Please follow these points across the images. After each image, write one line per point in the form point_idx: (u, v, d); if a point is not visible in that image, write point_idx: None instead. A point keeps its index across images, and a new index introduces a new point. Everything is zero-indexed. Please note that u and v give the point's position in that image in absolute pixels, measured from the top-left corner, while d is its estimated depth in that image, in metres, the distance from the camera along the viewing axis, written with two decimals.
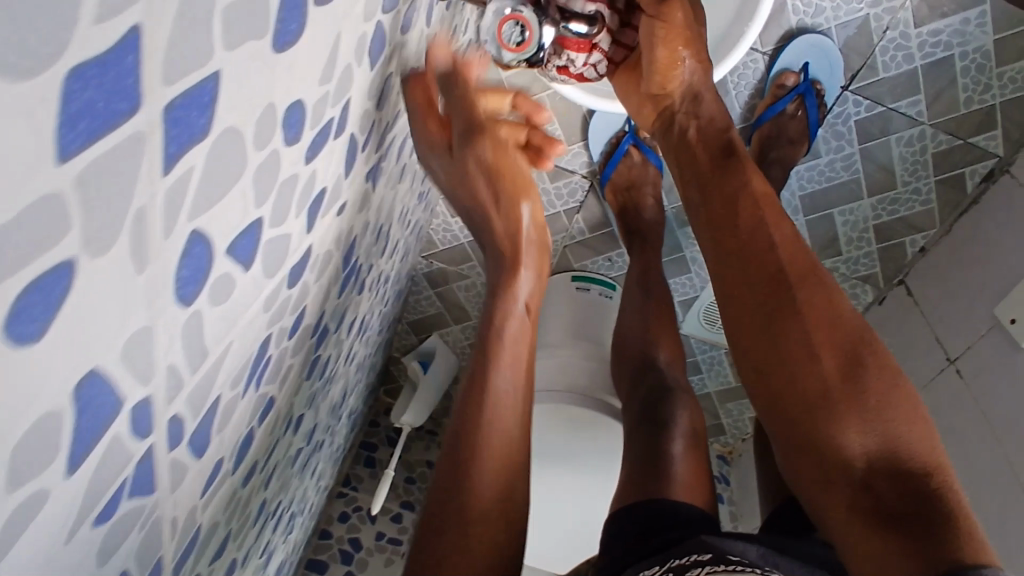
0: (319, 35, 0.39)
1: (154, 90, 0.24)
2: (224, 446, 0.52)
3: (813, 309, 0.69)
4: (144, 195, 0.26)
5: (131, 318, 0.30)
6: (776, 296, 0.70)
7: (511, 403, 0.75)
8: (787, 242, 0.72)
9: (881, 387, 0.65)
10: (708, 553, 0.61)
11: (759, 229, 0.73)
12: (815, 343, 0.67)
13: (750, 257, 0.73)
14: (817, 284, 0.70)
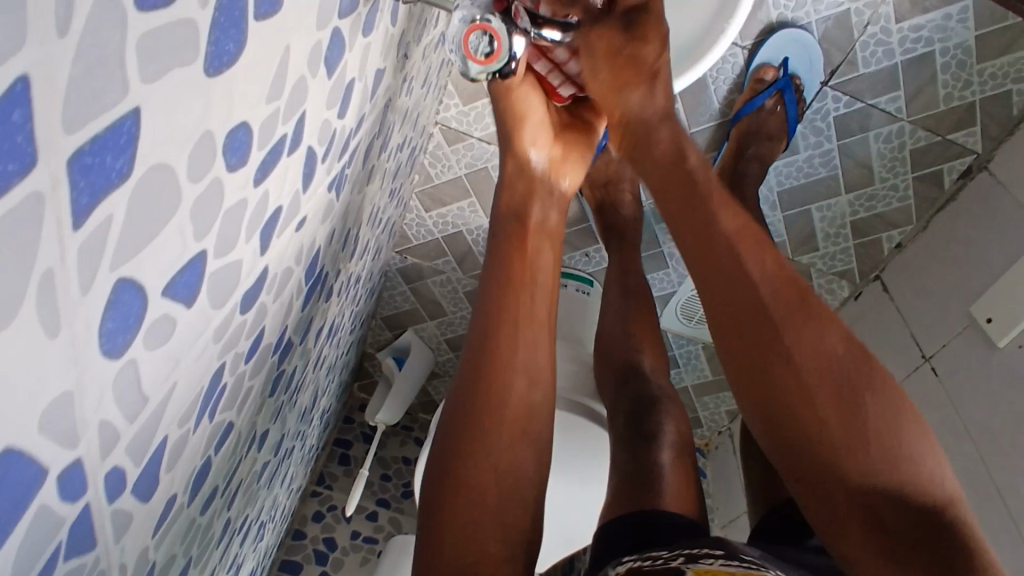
0: (263, 51, 0.35)
1: (54, 144, 0.21)
2: (176, 482, 0.49)
3: (804, 342, 0.63)
4: (52, 258, 0.23)
5: (50, 385, 0.26)
6: (764, 331, 0.64)
7: (514, 392, 0.70)
8: (767, 273, 0.66)
9: (882, 421, 0.60)
10: (719, 549, 0.59)
11: (736, 261, 0.67)
12: (810, 381, 0.61)
13: (733, 292, 0.67)
14: (807, 314, 0.65)
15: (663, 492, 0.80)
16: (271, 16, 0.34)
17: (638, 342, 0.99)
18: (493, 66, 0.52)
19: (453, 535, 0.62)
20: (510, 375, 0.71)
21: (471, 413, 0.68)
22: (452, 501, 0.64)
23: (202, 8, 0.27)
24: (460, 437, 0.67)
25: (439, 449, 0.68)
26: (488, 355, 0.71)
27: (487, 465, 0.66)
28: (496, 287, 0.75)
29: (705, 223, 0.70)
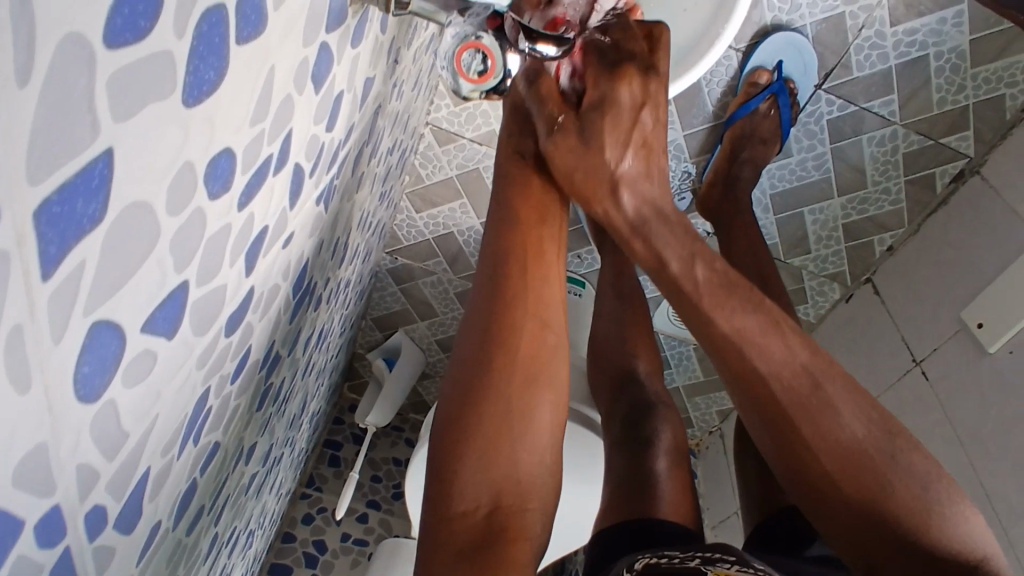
0: (245, 75, 0.33)
1: (17, 197, 0.20)
2: (160, 510, 0.47)
3: (824, 431, 0.56)
4: (19, 312, 0.22)
5: (21, 438, 0.25)
6: (777, 425, 0.58)
7: (524, 339, 0.67)
8: (777, 363, 0.59)
9: (918, 501, 0.54)
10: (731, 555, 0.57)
11: (735, 351, 0.60)
12: (835, 473, 0.56)
13: (745, 385, 0.60)
14: (824, 396, 0.57)
15: (659, 500, 0.77)
16: (254, 39, 0.33)
17: (634, 346, 0.96)
18: (487, 86, 0.51)
19: (458, 496, 0.60)
20: (523, 320, 0.67)
21: (479, 366, 0.65)
22: (458, 461, 0.61)
23: (179, 39, 0.26)
24: (464, 392, 0.64)
25: (442, 404, 0.65)
26: (496, 304, 0.67)
27: (497, 417, 0.63)
28: (505, 227, 0.71)
29: (700, 312, 0.63)
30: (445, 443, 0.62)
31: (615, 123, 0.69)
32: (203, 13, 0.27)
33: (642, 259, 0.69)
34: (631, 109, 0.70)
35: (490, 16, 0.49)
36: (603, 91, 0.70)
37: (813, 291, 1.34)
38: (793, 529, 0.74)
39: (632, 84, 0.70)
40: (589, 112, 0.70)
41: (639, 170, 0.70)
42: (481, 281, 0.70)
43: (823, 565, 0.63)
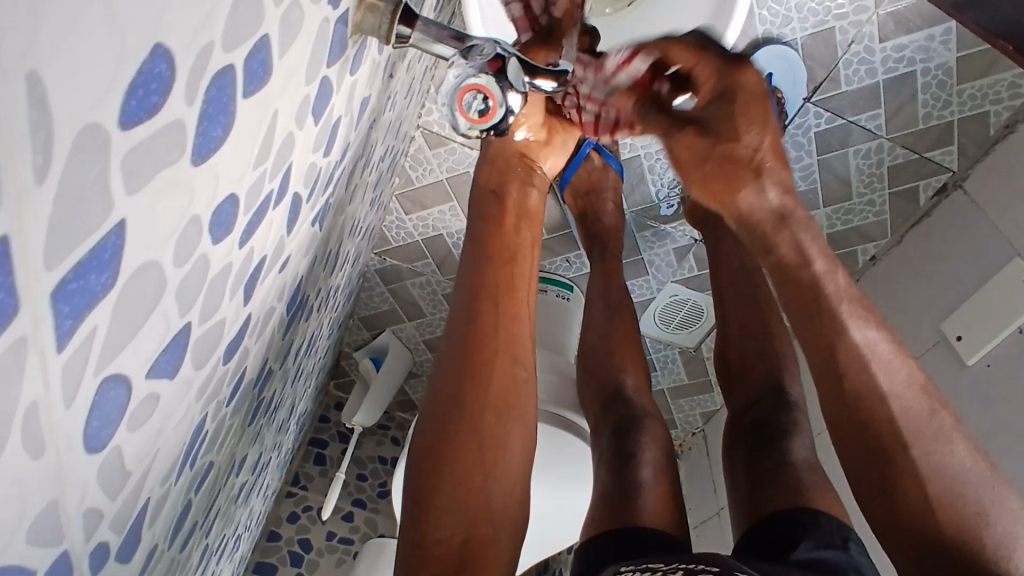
0: (249, 125, 0.33)
1: (36, 284, 0.20)
2: (156, 535, 0.48)
3: (937, 463, 0.50)
4: (37, 388, 0.23)
5: (32, 500, 0.26)
6: (879, 437, 0.52)
7: (500, 367, 0.64)
8: (898, 383, 0.52)
9: (1013, 546, 0.48)
10: (714, 565, 0.56)
11: (862, 364, 0.52)
12: (934, 504, 0.49)
13: (859, 408, 0.52)
14: (940, 432, 0.52)
15: (640, 510, 0.77)
16: (259, 89, 0.33)
17: (621, 359, 0.97)
18: (493, 122, 0.51)
19: (436, 517, 0.57)
20: (498, 353, 0.64)
21: (455, 392, 0.62)
22: (437, 481, 0.58)
23: (189, 105, 0.26)
24: (445, 418, 0.61)
25: (421, 431, 0.62)
26: (471, 336, 0.65)
27: (473, 447, 0.60)
28: (479, 259, 0.69)
29: (831, 315, 0.54)
30: (425, 461, 0.60)
31: (746, 108, 0.59)
32: (212, 75, 0.27)
33: (785, 253, 0.57)
34: (759, 94, 0.60)
35: (493, 57, 0.49)
36: (728, 81, 0.61)
37: None
38: (793, 527, 0.67)
39: (755, 73, 0.61)
40: (711, 102, 0.61)
41: (779, 162, 0.59)
42: (460, 305, 0.67)
43: (810, 569, 0.59)
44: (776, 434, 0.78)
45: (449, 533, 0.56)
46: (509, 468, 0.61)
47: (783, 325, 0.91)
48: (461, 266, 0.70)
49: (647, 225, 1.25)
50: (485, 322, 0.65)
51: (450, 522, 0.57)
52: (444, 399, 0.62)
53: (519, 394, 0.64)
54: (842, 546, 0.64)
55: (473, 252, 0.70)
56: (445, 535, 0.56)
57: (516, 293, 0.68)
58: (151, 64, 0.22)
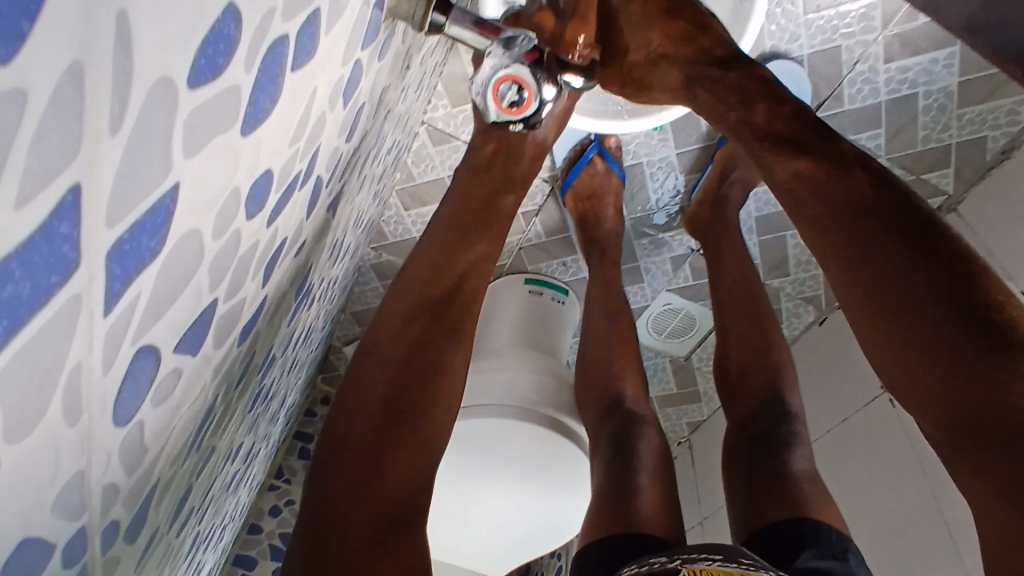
0: (292, 99, 0.33)
1: (96, 241, 0.20)
2: (158, 518, 0.46)
3: (919, 309, 0.44)
4: (82, 351, 0.22)
5: (62, 465, 0.25)
6: (870, 286, 0.47)
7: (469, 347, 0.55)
8: (863, 226, 0.49)
9: None
10: (717, 554, 0.51)
11: (841, 213, 0.50)
12: (947, 341, 0.43)
13: (857, 256, 0.48)
14: (919, 273, 0.45)
15: (639, 512, 0.76)
16: (306, 62, 0.32)
17: (622, 369, 0.98)
18: (526, 113, 0.54)
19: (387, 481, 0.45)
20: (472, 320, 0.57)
21: (419, 354, 0.52)
22: (404, 446, 0.47)
23: (247, 72, 0.25)
24: (410, 383, 0.50)
25: (364, 387, 0.49)
26: (444, 307, 0.56)
27: (438, 414, 0.50)
28: (461, 231, 0.61)
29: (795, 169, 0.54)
30: (380, 423, 0.47)
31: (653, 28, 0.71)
32: (270, 45, 0.27)
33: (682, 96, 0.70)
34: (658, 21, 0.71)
35: (530, 49, 0.51)
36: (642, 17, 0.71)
37: (787, 313, 1.25)
38: (797, 538, 0.67)
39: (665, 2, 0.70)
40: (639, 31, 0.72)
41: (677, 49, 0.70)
42: (437, 258, 0.58)
43: None
44: (775, 445, 0.78)
45: (399, 489, 0.45)
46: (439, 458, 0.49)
47: (783, 340, 0.92)
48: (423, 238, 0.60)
49: (646, 233, 1.24)
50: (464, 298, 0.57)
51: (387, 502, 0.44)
52: (403, 364, 0.51)
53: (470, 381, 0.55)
54: (841, 557, 0.65)
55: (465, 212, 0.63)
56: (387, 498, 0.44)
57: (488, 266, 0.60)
58: (221, 23, 0.22)
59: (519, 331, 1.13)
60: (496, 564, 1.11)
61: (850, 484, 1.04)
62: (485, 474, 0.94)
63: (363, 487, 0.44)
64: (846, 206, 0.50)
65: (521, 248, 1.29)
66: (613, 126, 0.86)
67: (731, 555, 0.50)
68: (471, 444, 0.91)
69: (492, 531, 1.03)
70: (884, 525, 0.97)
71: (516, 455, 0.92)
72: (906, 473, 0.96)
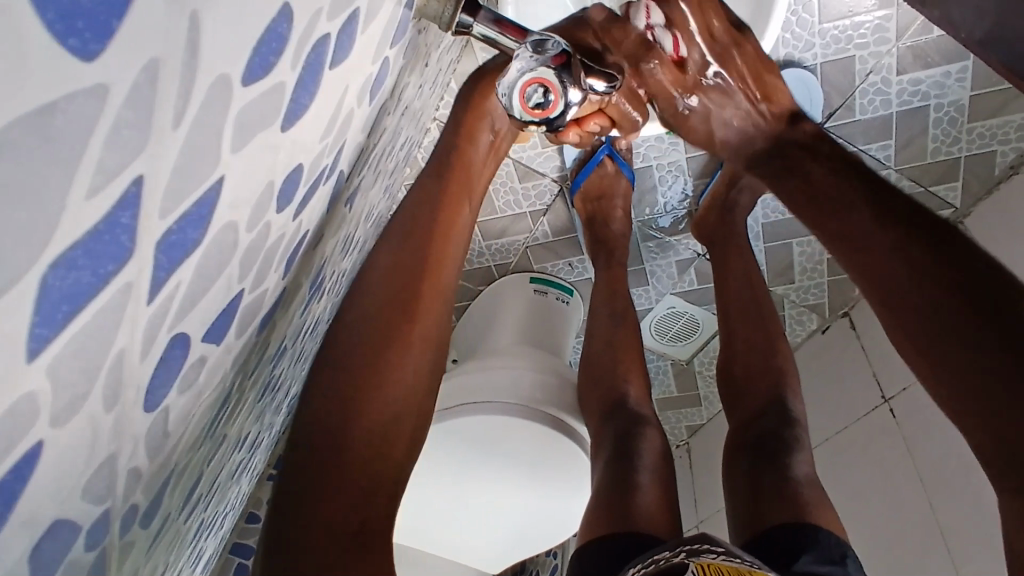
0: (327, 95, 0.33)
1: (148, 232, 0.20)
2: (172, 503, 0.47)
3: (947, 334, 0.44)
4: (126, 338, 0.22)
5: (97, 450, 0.26)
6: (887, 290, 0.48)
7: (420, 330, 0.52)
8: (893, 247, 0.49)
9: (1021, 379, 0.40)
10: (719, 548, 0.52)
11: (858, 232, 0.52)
12: (941, 339, 0.44)
13: (872, 268, 0.50)
14: (952, 293, 0.45)
15: (639, 511, 0.77)
16: (342, 60, 0.33)
17: (626, 371, 0.98)
18: (551, 116, 0.52)
19: (351, 450, 0.45)
20: (435, 283, 0.55)
21: (383, 326, 0.51)
22: (368, 414, 0.47)
23: (293, 69, 0.26)
24: (370, 357, 0.49)
25: (334, 359, 0.49)
26: (397, 297, 0.53)
27: (401, 382, 0.49)
28: (410, 222, 0.58)
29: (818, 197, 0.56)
30: (348, 392, 0.47)
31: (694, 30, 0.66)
32: (315, 43, 0.27)
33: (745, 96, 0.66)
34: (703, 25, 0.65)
35: (556, 53, 0.51)
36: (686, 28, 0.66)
37: (790, 321, 1.25)
38: (794, 541, 0.68)
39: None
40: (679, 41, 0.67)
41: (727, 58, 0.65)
42: (390, 251, 0.56)
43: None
44: (778, 450, 0.79)
45: (358, 477, 0.44)
46: (401, 446, 0.47)
47: (787, 346, 0.93)
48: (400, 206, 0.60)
49: (651, 236, 1.25)
50: (415, 286, 0.54)
51: (348, 492, 0.43)
52: (350, 359, 0.49)
53: (431, 366, 0.52)
54: (840, 562, 0.67)
55: (417, 204, 0.60)
56: (351, 486, 0.43)
57: (442, 247, 0.58)
58: (276, 23, 0.22)
59: (524, 329, 1.14)
60: (490, 561, 1.11)
61: (848, 492, 1.04)
62: (484, 469, 0.94)
63: (320, 478, 0.43)
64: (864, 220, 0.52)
65: (527, 247, 1.29)
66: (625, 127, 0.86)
67: (733, 551, 0.51)
68: (472, 439, 0.92)
69: (488, 527, 1.03)
70: (881, 535, 0.97)
71: (517, 451, 0.93)
72: (903, 483, 0.96)
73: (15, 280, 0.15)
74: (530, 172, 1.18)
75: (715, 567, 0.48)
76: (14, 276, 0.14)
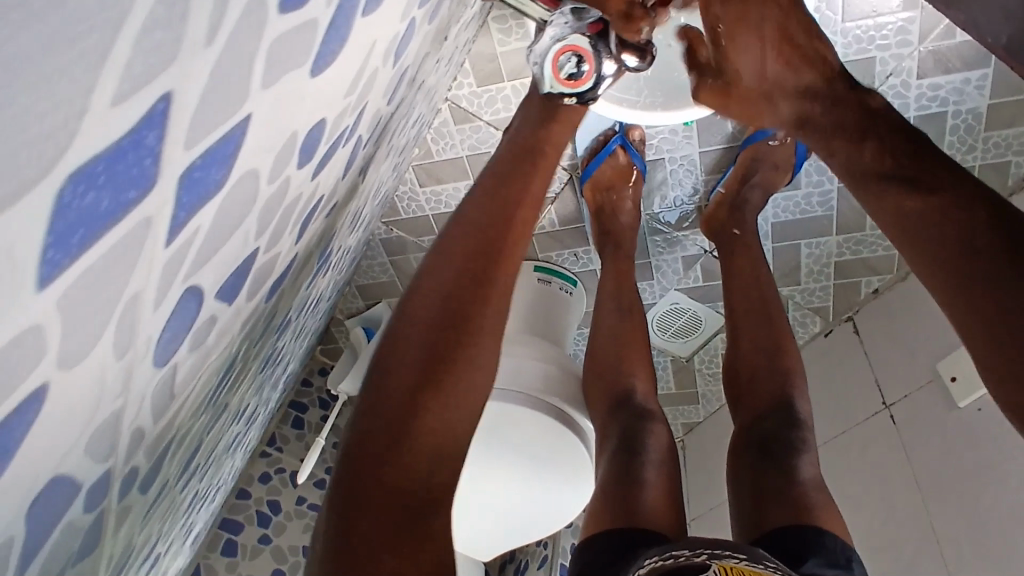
0: (355, 48, 0.32)
1: (171, 163, 0.18)
2: (168, 472, 0.45)
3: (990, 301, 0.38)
4: (140, 281, 0.21)
5: (102, 404, 0.24)
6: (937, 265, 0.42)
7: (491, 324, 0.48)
8: (946, 219, 0.42)
9: None
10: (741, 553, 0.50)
11: (915, 203, 0.45)
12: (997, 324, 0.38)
13: (920, 244, 0.43)
14: (994, 273, 0.39)
15: (644, 507, 0.76)
16: (373, 11, 0.31)
17: (631, 365, 0.97)
18: (581, 87, 0.62)
19: (405, 456, 0.41)
20: (509, 274, 0.51)
21: (455, 315, 0.47)
22: (431, 422, 0.43)
23: (328, 6, 0.24)
24: (439, 343, 0.46)
25: (405, 340, 0.46)
26: (473, 286, 0.49)
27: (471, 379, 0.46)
28: (493, 208, 0.54)
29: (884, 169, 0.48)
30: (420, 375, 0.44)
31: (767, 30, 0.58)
32: None
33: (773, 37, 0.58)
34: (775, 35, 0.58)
35: (593, 21, 0.61)
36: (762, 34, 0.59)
37: (794, 322, 1.24)
38: (801, 545, 0.67)
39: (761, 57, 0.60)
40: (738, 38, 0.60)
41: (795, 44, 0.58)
42: (473, 231, 0.52)
43: None
44: (783, 451, 0.77)
45: (406, 464, 0.41)
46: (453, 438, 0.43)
47: (794, 346, 0.91)
48: (472, 184, 0.56)
49: (659, 230, 1.23)
50: (495, 280, 0.50)
51: (393, 478, 0.40)
52: (412, 344, 0.45)
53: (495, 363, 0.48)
54: (846, 566, 0.66)
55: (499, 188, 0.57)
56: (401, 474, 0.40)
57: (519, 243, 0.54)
58: None
59: (526, 317, 1.12)
60: (480, 549, 1.10)
61: (846, 497, 1.04)
62: (485, 457, 0.92)
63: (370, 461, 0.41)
64: (925, 191, 0.45)
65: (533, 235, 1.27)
66: (636, 115, 0.83)
67: (755, 555, 0.50)
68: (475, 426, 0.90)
69: (482, 515, 1.01)
70: (876, 542, 0.96)
71: (522, 440, 0.91)
72: (902, 490, 0.96)
73: (27, 190, 0.13)
74: None
75: None
76: (24, 183, 0.13)
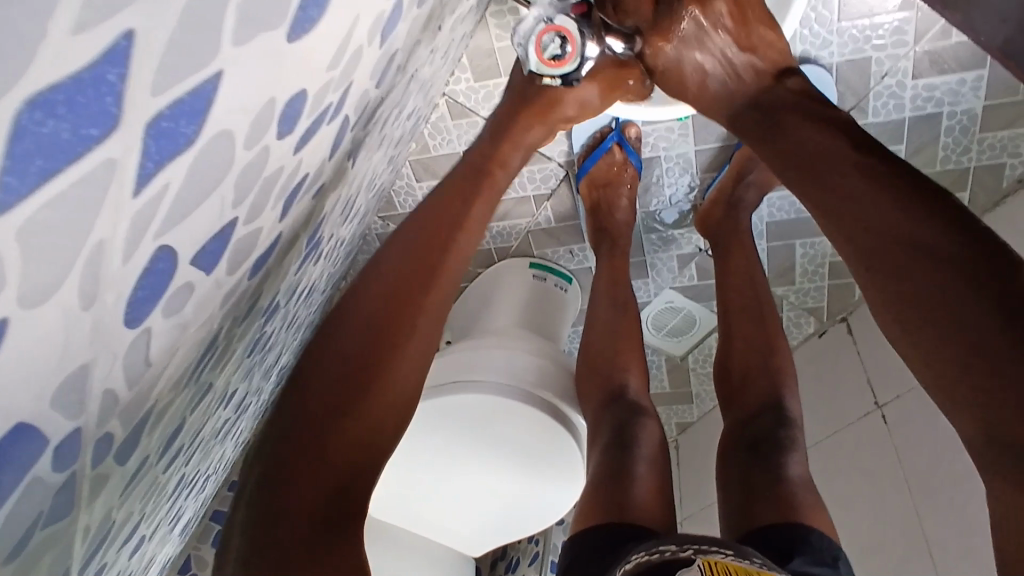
0: (335, 18, 0.32)
1: (138, 106, 0.19)
2: (148, 447, 0.45)
3: (945, 299, 0.38)
4: (107, 229, 0.21)
5: (71, 356, 0.24)
6: (886, 263, 0.42)
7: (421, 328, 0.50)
8: (904, 218, 0.42)
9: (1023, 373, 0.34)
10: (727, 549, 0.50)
11: (858, 199, 0.45)
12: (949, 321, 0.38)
13: (865, 244, 0.43)
14: (953, 271, 0.39)
15: (634, 502, 0.76)
16: None
17: (624, 361, 0.97)
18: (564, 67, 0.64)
19: (327, 451, 0.43)
20: (442, 284, 0.53)
21: (385, 320, 0.49)
22: (356, 422, 0.44)
23: None
24: (364, 344, 0.48)
25: (334, 341, 0.48)
26: (399, 292, 0.51)
27: (398, 379, 0.47)
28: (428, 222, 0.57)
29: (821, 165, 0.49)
30: (342, 381, 0.46)
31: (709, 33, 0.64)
32: None
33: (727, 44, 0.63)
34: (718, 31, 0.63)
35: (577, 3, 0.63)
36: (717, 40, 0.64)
37: (788, 322, 1.24)
38: (788, 540, 0.67)
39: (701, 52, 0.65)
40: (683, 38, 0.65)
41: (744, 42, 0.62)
42: (405, 245, 0.55)
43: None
44: (771, 448, 0.78)
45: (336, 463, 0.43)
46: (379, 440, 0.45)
47: (786, 342, 0.91)
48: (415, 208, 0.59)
49: (655, 229, 1.23)
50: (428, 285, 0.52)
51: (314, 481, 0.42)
52: (337, 346, 0.47)
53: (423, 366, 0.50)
54: (832, 564, 0.66)
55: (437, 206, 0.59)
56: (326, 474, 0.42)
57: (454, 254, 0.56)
58: None
59: (519, 313, 1.12)
60: (469, 543, 1.10)
61: (837, 497, 1.03)
62: (477, 450, 0.92)
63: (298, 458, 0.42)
64: (860, 188, 0.45)
65: (529, 231, 1.28)
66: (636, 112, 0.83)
67: (741, 550, 0.50)
68: (466, 419, 0.90)
69: (473, 509, 1.02)
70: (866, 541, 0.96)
71: (516, 435, 0.91)
72: (891, 491, 0.96)
73: None
74: (537, 155, 1.16)
75: (723, 566, 0.47)
76: None
